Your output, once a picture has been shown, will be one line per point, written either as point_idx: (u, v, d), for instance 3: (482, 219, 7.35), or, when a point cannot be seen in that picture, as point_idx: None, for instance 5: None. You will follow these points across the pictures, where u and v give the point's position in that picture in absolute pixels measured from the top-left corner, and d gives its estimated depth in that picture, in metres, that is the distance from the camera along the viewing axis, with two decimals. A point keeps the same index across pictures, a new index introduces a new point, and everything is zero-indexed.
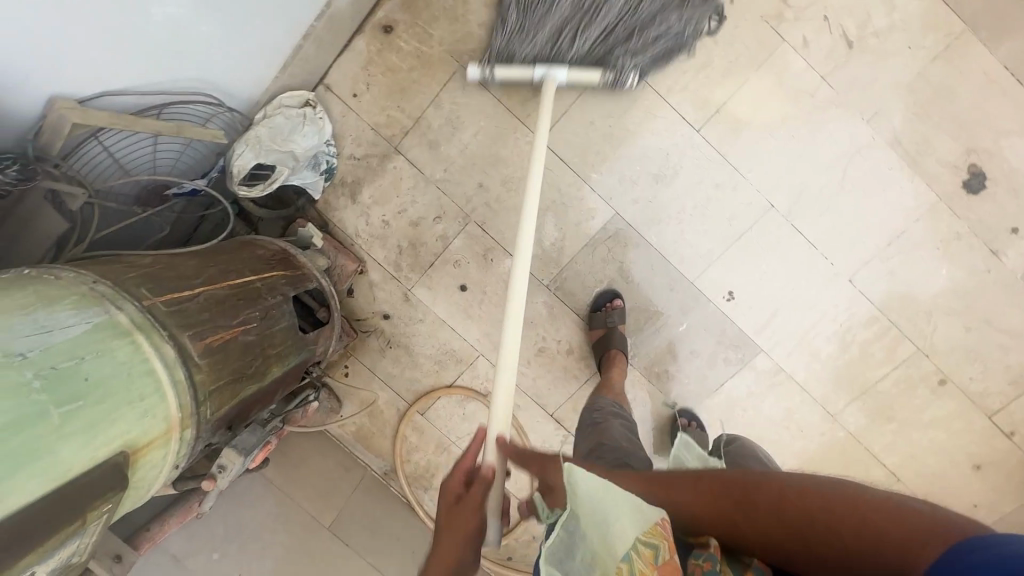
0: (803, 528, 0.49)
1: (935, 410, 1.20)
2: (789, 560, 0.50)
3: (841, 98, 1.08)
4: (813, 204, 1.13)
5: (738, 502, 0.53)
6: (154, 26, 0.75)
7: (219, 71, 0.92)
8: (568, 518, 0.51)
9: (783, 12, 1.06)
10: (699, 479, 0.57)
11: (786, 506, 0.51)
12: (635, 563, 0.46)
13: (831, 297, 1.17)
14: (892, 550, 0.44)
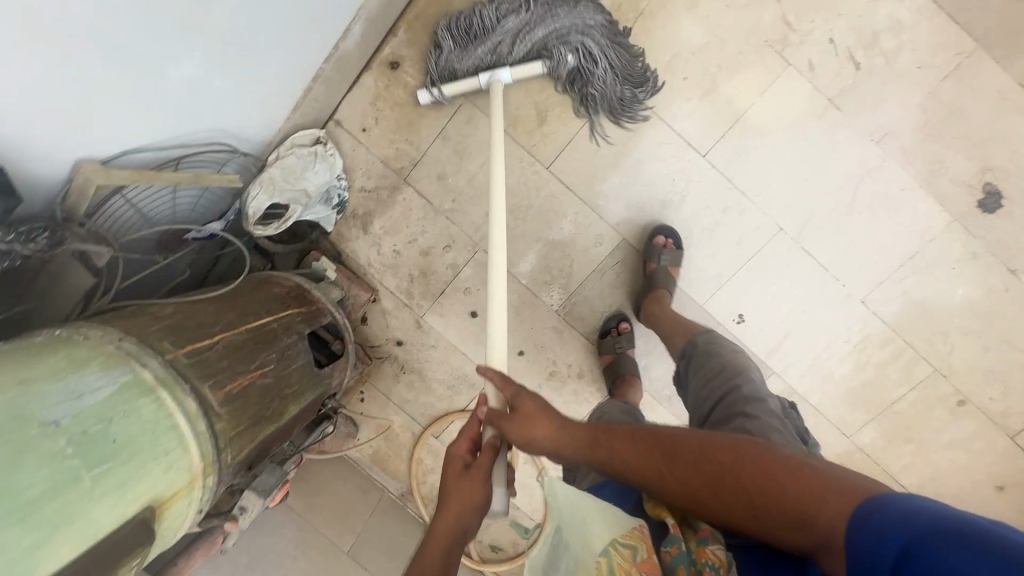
0: (722, 485, 0.53)
1: (953, 431, 1.18)
2: (711, 511, 0.54)
3: (849, 120, 1.07)
4: (823, 226, 1.12)
5: (670, 455, 0.57)
6: (172, 88, 0.79)
7: (234, 118, 0.95)
8: (551, 533, 0.57)
9: (788, 36, 1.05)
10: (635, 432, 0.61)
11: (709, 463, 0.55)
12: (612, 560, 0.53)
13: (842, 318, 1.16)
14: (792, 507, 0.49)
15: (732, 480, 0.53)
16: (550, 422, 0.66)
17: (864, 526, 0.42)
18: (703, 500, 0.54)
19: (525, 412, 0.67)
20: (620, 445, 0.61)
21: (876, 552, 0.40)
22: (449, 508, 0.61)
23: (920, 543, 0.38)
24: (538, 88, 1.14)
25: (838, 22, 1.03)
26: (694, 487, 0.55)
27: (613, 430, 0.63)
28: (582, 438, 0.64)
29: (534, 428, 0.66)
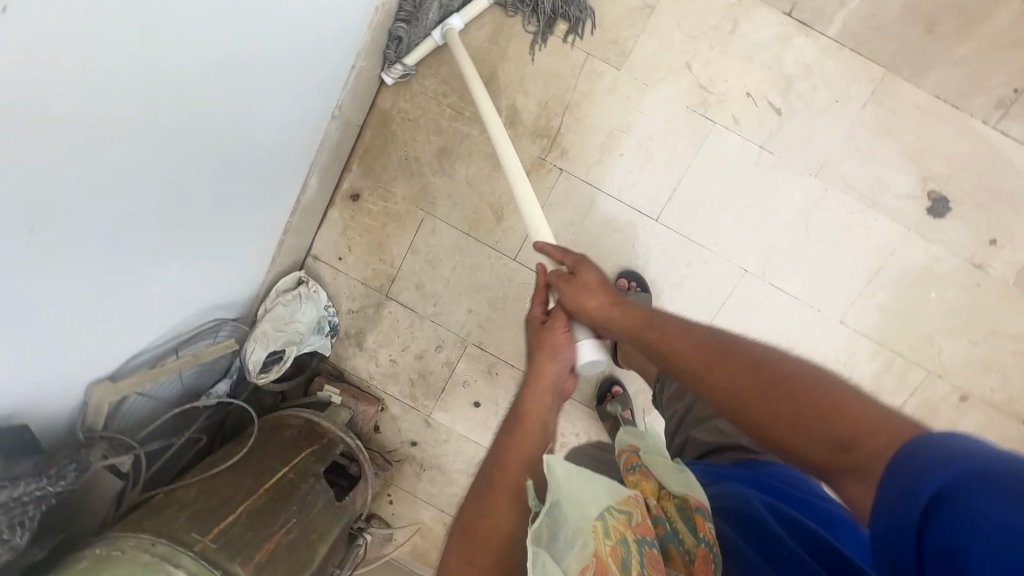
0: (776, 398, 0.58)
1: (966, 427, 1.18)
2: (745, 409, 0.60)
3: (784, 160, 1.12)
4: (785, 260, 1.16)
5: (724, 359, 0.64)
6: (160, 289, 0.87)
7: (221, 282, 1.03)
8: (551, 504, 0.55)
9: (707, 98, 1.11)
10: (694, 332, 0.69)
11: (766, 376, 0.60)
12: (609, 522, 0.55)
13: (826, 341, 1.19)
14: (830, 423, 0.53)
15: (784, 394, 0.58)
16: (605, 295, 0.76)
17: (910, 464, 0.43)
18: (746, 403, 0.60)
19: (583, 281, 0.78)
20: (675, 346, 0.68)
21: (911, 491, 0.42)
22: (539, 367, 0.75)
23: (963, 481, 0.40)
24: (490, 191, 1.21)
25: (750, 77, 1.10)
26: (744, 393, 0.60)
27: (669, 323, 0.71)
28: (635, 326, 0.73)
29: (588, 298, 0.76)
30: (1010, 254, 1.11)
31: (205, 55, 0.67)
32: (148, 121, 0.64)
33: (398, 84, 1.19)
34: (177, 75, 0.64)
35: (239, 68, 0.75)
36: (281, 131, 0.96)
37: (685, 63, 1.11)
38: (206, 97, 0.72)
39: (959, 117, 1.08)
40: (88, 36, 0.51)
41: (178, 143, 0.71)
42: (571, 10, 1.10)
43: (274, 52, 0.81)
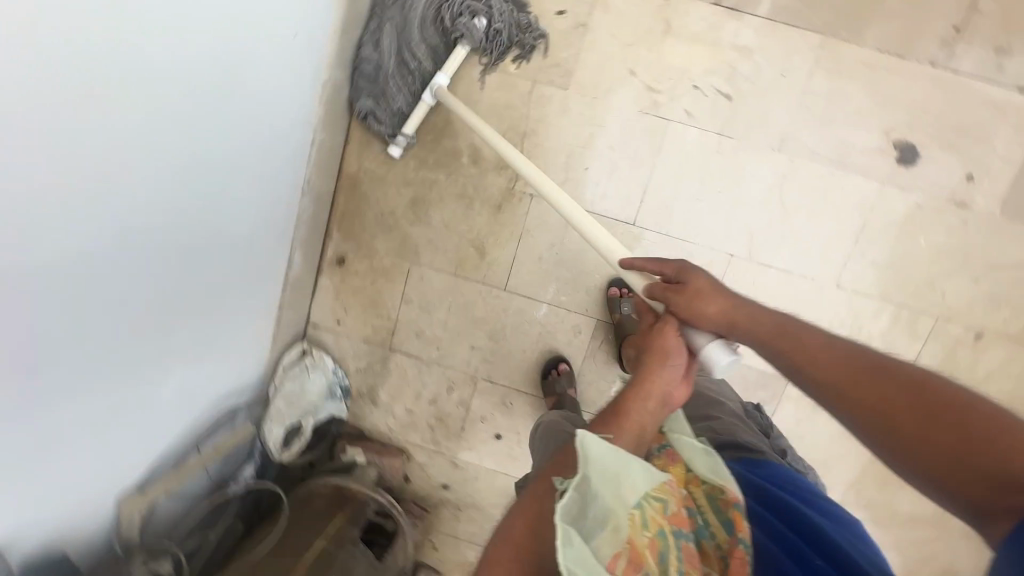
0: (934, 421, 0.53)
1: (988, 365, 1.16)
2: (893, 430, 0.54)
3: (745, 141, 1.13)
4: (768, 237, 1.17)
5: (877, 372, 0.57)
6: (176, 375, 0.91)
7: (231, 365, 1.07)
8: (582, 479, 0.49)
9: (656, 98, 1.13)
10: (834, 342, 0.61)
11: (923, 398, 0.54)
12: (650, 510, 0.50)
13: (828, 308, 1.18)
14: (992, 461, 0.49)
15: (941, 414, 0.53)
16: (722, 299, 0.67)
17: None
18: (895, 424, 0.54)
19: (695, 287, 0.68)
20: (815, 360, 0.60)
21: None
22: (647, 373, 0.65)
23: None
24: (468, 228, 1.24)
25: (693, 71, 1.12)
26: (897, 411, 0.54)
27: (804, 331, 0.63)
28: (767, 332, 0.64)
29: (705, 305, 0.66)
30: (990, 186, 1.11)
31: (193, 141, 0.73)
32: (148, 208, 0.69)
33: (360, 145, 1.23)
34: (170, 161, 0.70)
35: (222, 148, 0.81)
36: (255, 219, 0.99)
37: (628, 70, 1.13)
38: (195, 181, 0.77)
39: (907, 66, 1.09)
40: (90, 130, 0.56)
41: (174, 228, 0.76)
42: (527, 36, 1.12)
43: (250, 133, 0.88)
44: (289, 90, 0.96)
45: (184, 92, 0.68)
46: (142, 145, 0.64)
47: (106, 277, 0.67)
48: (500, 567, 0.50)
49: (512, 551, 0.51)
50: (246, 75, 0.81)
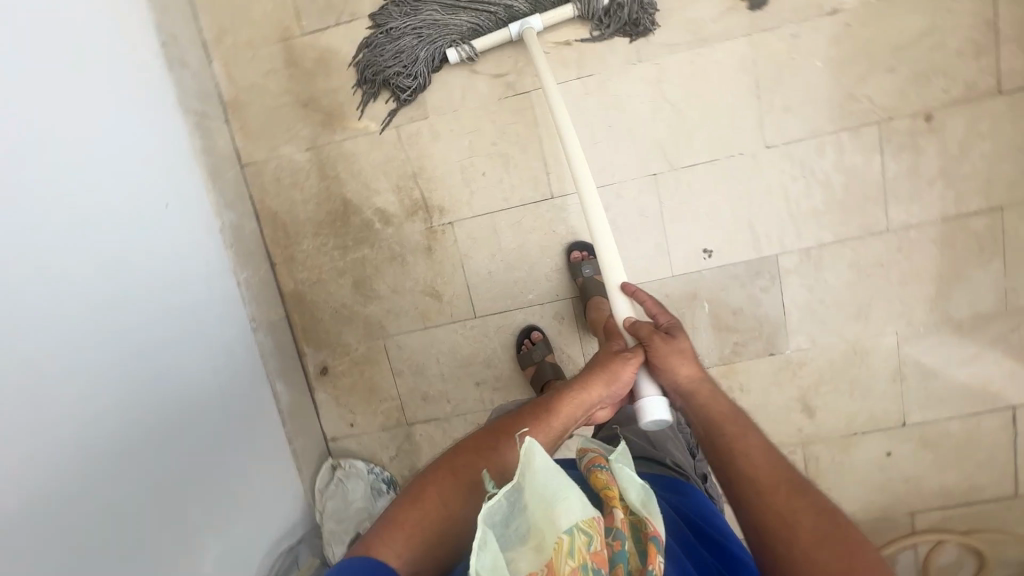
0: (830, 550, 0.51)
1: (952, 139, 1.11)
2: (785, 535, 0.54)
3: (606, 70, 1.13)
4: (678, 139, 1.14)
5: (796, 490, 0.57)
6: (169, 522, 0.87)
7: (255, 505, 1.08)
8: (513, 488, 0.50)
9: (508, 79, 1.15)
10: (776, 452, 0.62)
11: (834, 526, 0.53)
12: (575, 541, 0.46)
13: (772, 170, 1.14)
14: None
15: (841, 546, 0.51)
16: (693, 363, 0.73)
17: None
18: (794, 536, 0.53)
19: (680, 346, 0.74)
20: (745, 458, 0.61)
21: None
22: (590, 386, 0.73)
23: None
24: (415, 281, 1.24)
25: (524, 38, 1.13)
26: (797, 529, 0.54)
27: (749, 427, 0.65)
28: (719, 414, 0.67)
29: (680, 363, 0.73)
30: None
31: (44, 265, 0.75)
32: (54, 337, 0.74)
33: (286, 263, 1.26)
34: (21, 280, 0.71)
35: (94, 275, 0.83)
36: (215, 382, 1.04)
37: (469, 70, 1.15)
38: (73, 310, 0.78)
39: None
40: None
41: (63, 360, 0.75)
42: (647, 15, 1.09)
43: (128, 265, 0.90)
44: (186, 257, 1.03)
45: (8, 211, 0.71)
46: (33, 299, 0.72)
47: (30, 400, 0.69)
48: (404, 528, 0.58)
49: (415, 518, 0.59)
50: (124, 221, 0.91)
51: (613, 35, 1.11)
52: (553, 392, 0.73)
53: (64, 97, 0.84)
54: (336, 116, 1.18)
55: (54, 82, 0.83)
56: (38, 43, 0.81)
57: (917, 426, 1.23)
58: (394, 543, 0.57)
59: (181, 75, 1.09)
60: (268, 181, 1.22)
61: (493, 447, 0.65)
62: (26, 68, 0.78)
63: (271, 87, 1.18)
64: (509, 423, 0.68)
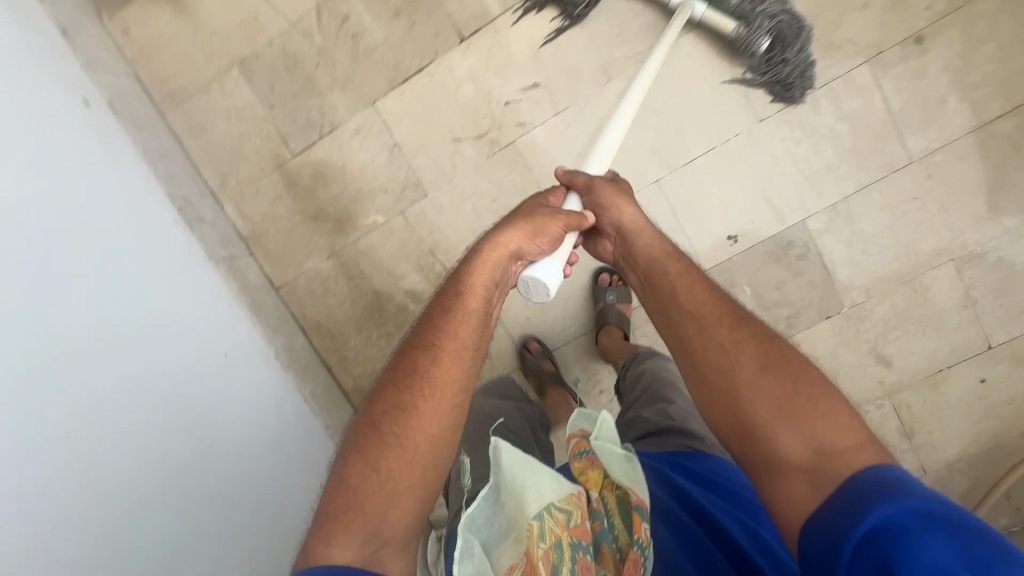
0: (771, 374, 0.66)
1: (951, 52, 1.06)
2: (729, 363, 0.68)
3: (581, 96, 1.13)
4: (670, 141, 1.14)
5: (737, 325, 0.71)
6: None
7: None
8: (492, 488, 0.66)
9: (490, 136, 1.17)
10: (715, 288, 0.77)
11: (773, 351, 0.68)
12: (543, 523, 0.61)
13: (772, 139, 1.12)
14: (801, 415, 0.62)
15: (779, 368, 0.66)
16: (638, 215, 0.85)
17: (861, 480, 0.54)
18: (739, 363, 0.68)
19: (625, 196, 0.86)
20: (694, 302, 0.75)
21: (862, 499, 0.52)
22: (511, 252, 0.76)
23: (863, 494, 0.53)
24: None
25: (493, 92, 1.15)
26: (744, 360, 0.68)
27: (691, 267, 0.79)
28: (663, 257, 0.80)
29: (627, 211, 0.85)
30: None
31: (130, 415, 0.85)
32: (151, 468, 0.85)
33: (340, 364, 1.31)
34: (123, 458, 0.82)
35: (181, 423, 0.93)
36: (298, 483, 1.10)
37: (452, 139, 1.18)
38: (173, 465, 0.88)
39: None
40: (81, 446, 0.77)
41: (173, 508, 0.85)
42: (800, 86, 1.08)
43: (197, 391, 0.99)
44: (248, 376, 1.12)
45: (92, 390, 0.82)
46: (125, 439, 0.83)
47: (141, 527, 0.80)
48: (354, 506, 0.62)
49: (361, 486, 0.63)
50: (183, 355, 1.00)
51: (759, 86, 1.10)
52: (461, 276, 0.75)
53: (102, 263, 0.94)
54: (344, 220, 1.24)
55: (93, 253, 0.93)
56: (75, 237, 0.91)
57: (1003, 344, 1.17)
58: (341, 528, 0.61)
59: (201, 230, 1.19)
60: (303, 295, 1.29)
61: (421, 373, 0.69)
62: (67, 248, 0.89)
63: (280, 212, 1.25)
64: (420, 338, 0.72)
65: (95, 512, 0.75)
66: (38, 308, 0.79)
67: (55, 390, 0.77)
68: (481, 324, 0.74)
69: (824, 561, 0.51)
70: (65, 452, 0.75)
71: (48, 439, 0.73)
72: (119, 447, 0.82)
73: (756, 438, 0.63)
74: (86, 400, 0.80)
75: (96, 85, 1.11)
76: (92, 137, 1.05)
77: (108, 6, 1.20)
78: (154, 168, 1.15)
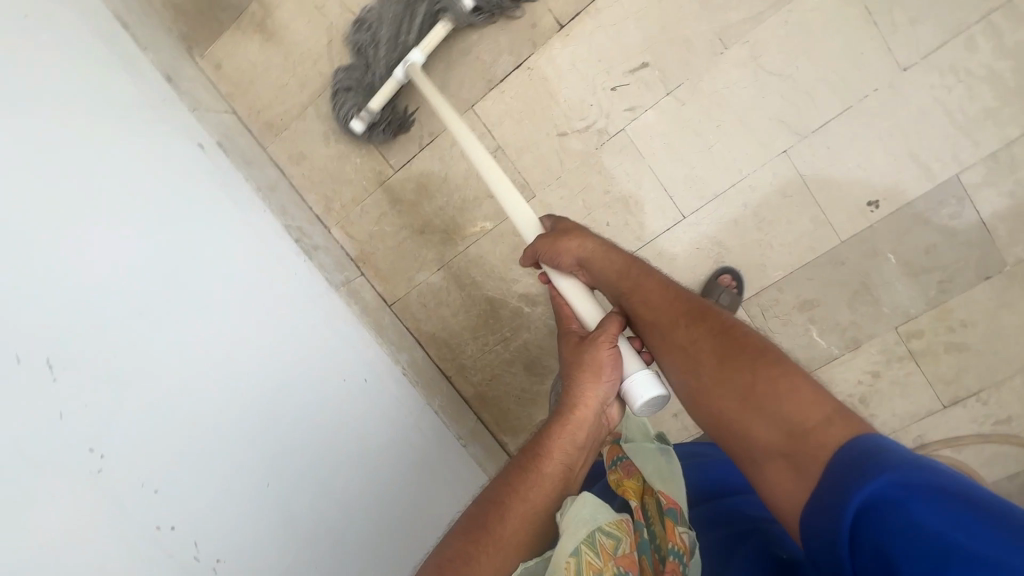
0: (731, 370, 0.62)
1: None
2: (692, 366, 0.66)
3: (693, 72, 1.07)
4: (797, 107, 1.06)
5: (695, 323, 0.69)
6: None
7: None
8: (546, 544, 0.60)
9: (598, 125, 1.11)
10: (670, 286, 0.74)
11: (730, 342, 0.64)
12: (586, 552, 0.55)
13: (914, 90, 1.02)
14: (767, 406, 0.57)
15: (740, 361, 0.62)
16: (601, 248, 0.80)
17: (834, 469, 0.48)
18: (702, 363, 0.65)
19: (570, 228, 0.83)
20: (651, 310, 0.73)
21: (843, 484, 0.46)
22: (584, 392, 0.71)
23: (844, 475, 0.46)
24: None
25: (599, 79, 1.10)
26: (703, 358, 0.65)
27: (649, 275, 0.76)
28: (616, 273, 0.78)
29: (569, 243, 0.81)
30: None
31: (289, 445, 0.87)
32: (318, 493, 0.87)
33: (458, 372, 1.31)
34: (293, 487, 0.84)
35: (336, 447, 0.94)
36: (444, 489, 1.11)
37: (557, 133, 1.13)
38: (333, 488, 0.90)
39: None
40: (256, 482, 0.80)
41: (340, 530, 0.88)
42: None
43: (340, 411, 1.00)
44: (378, 390, 1.13)
45: (257, 427, 0.84)
46: (292, 469, 0.86)
47: (321, 551, 0.84)
48: None
49: None
50: (324, 379, 1.01)
51: None
52: (537, 435, 0.71)
53: (237, 297, 0.95)
54: (451, 230, 1.22)
55: (231, 289, 0.95)
56: (210, 275, 0.93)
57: None
58: None
59: (318, 258, 1.20)
60: (416, 309, 1.29)
61: (484, 531, 0.62)
62: (208, 288, 0.91)
63: (386, 229, 1.25)
64: (495, 492, 0.66)
65: (281, 544, 0.79)
66: (199, 364, 0.82)
67: (226, 433, 0.80)
68: (559, 477, 0.68)
69: (826, 564, 0.45)
70: (252, 493, 0.79)
71: (231, 482, 0.77)
72: (287, 479, 0.84)
73: (735, 438, 0.60)
74: (253, 437, 0.83)
75: (203, 127, 1.12)
76: (210, 177, 1.06)
77: (200, 44, 1.21)
78: (265, 201, 1.16)
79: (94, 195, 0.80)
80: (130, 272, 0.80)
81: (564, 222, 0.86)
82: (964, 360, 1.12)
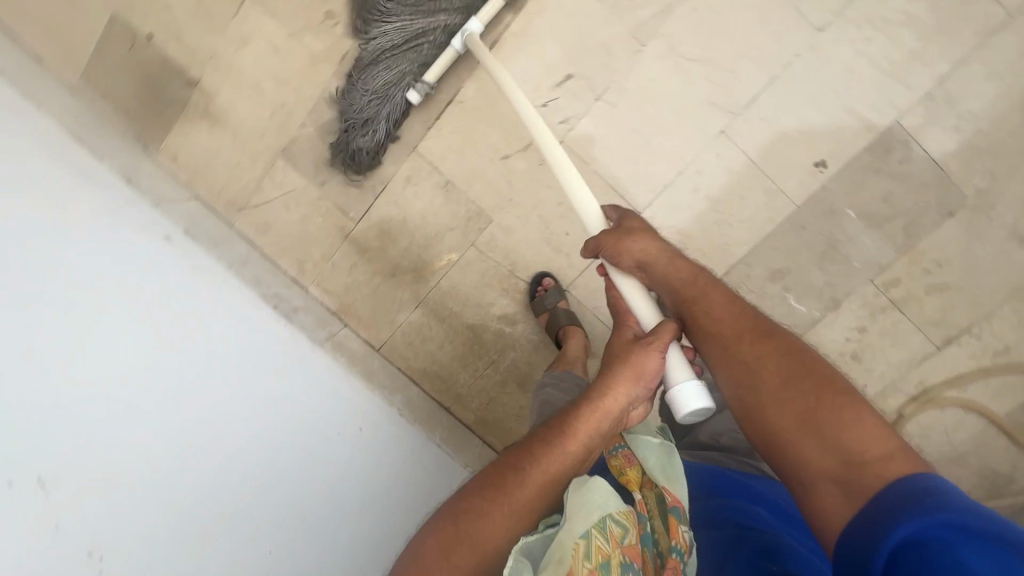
0: (793, 394, 0.60)
1: None
2: (752, 386, 0.63)
3: (618, 73, 1.09)
4: (726, 85, 1.07)
5: (761, 341, 0.65)
6: None
7: None
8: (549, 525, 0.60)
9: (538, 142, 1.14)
10: (737, 298, 0.70)
11: (800, 364, 0.61)
12: (592, 540, 0.56)
13: (834, 48, 1.03)
14: (826, 432, 0.56)
15: (804, 384, 0.60)
16: (670, 253, 0.74)
17: (887, 500, 0.48)
18: (762, 382, 0.62)
19: (630, 228, 0.77)
20: (715, 322, 0.68)
21: (892, 515, 0.47)
22: (613, 389, 0.68)
23: (891, 506, 0.47)
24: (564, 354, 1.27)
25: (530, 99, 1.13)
26: (765, 376, 0.62)
27: (719, 287, 0.71)
28: (681, 282, 0.72)
29: (635, 242, 0.75)
30: None
31: (286, 501, 0.91)
32: (319, 544, 0.92)
33: (456, 402, 1.32)
34: (291, 542, 0.89)
35: (335, 495, 0.97)
36: None
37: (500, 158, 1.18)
38: (332, 536, 0.94)
39: None
40: (255, 545, 0.85)
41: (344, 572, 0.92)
42: None
43: (339, 456, 1.01)
44: (378, 426, 1.14)
45: (251, 490, 0.88)
46: (290, 524, 0.90)
47: None
48: None
49: None
50: (320, 426, 1.02)
51: None
52: (559, 419, 0.68)
53: (223, 364, 0.99)
54: (421, 268, 1.26)
55: (216, 359, 0.98)
56: (193, 350, 0.96)
57: None
58: None
59: (298, 319, 1.23)
60: (403, 348, 1.31)
61: (484, 512, 0.61)
62: (191, 362, 0.94)
63: (360, 278, 1.29)
64: (503, 469, 0.64)
65: None
66: (188, 442, 0.86)
67: (220, 505, 0.85)
68: (573, 468, 0.66)
69: None
70: (251, 557, 0.84)
71: (227, 552, 0.83)
72: (286, 534, 0.89)
73: (783, 459, 0.58)
74: (248, 502, 0.87)
75: (169, 216, 1.18)
76: (180, 260, 1.10)
77: (154, 139, 1.27)
78: (239, 274, 1.21)
79: (71, 301, 0.85)
80: (111, 366, 0.84)
81: (634, 219, 0.79)
82: (946, 300, 1.11)
